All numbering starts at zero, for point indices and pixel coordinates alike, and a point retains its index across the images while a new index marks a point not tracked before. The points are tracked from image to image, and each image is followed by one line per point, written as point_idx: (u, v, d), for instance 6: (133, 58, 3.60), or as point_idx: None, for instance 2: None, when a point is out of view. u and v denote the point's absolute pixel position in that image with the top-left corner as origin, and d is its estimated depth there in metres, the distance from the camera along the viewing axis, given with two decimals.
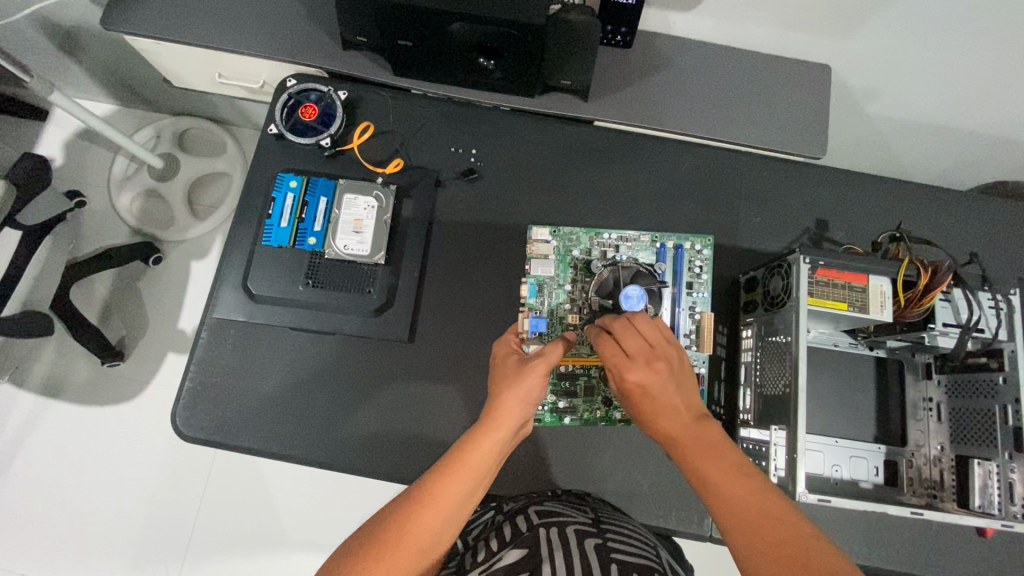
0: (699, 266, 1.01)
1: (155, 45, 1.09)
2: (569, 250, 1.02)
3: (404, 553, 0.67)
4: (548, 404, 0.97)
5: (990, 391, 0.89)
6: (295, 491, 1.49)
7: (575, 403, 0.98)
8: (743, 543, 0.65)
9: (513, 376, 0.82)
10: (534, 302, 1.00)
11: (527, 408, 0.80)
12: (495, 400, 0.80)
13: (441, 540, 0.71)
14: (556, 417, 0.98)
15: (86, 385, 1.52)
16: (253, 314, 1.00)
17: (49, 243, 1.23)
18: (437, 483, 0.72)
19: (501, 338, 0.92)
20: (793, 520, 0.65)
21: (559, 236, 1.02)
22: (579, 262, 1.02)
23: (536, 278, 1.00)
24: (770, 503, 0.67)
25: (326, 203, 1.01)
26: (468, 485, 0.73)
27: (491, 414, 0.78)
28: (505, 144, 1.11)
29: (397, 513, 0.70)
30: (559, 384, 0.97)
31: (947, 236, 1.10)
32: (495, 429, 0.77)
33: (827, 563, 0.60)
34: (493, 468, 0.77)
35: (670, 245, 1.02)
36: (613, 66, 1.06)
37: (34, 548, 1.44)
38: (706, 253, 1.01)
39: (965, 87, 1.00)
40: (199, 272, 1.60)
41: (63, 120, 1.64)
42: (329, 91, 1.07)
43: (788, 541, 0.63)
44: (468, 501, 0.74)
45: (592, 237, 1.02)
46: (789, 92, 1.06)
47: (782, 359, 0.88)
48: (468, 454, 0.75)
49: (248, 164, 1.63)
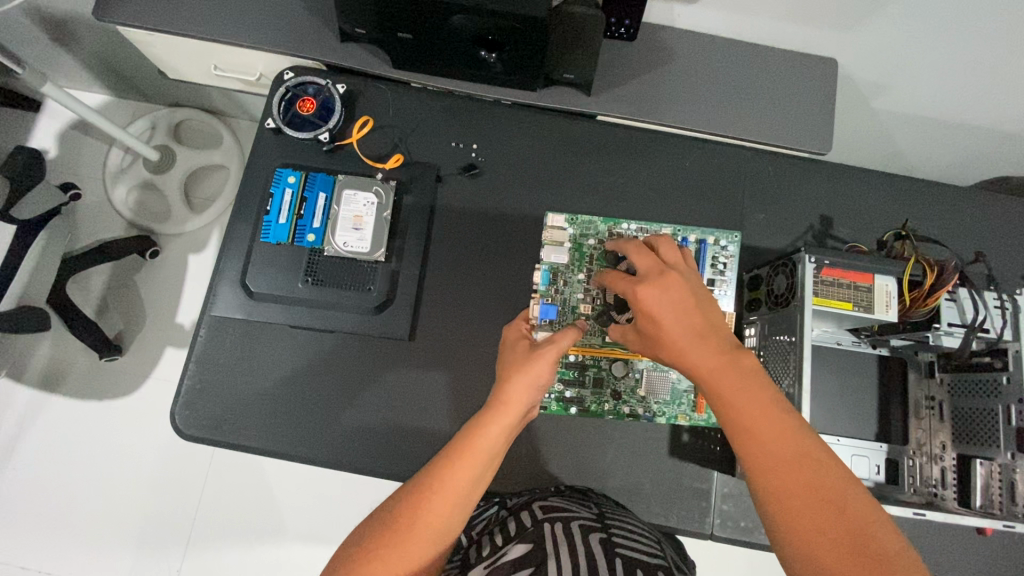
0: (723, 263, 1.00)
1: (150, 37, 1.06)
2: (586, 238, 1.01)
3: (416, 540, 0.68)
4: (555, 391, 0.97)
5: (992, 391, 0.89)
6: (294, 486, 1.49)
7: (583, 395, 0.98)
8: (771, 482, 0.64)
9: (522, 360, 0.81)
10: (546, 289, 1.00)
11: (538, 392, 0.79)
12: (501, 384, 0.79)
13: (454, 525, 0.71)
14: (562, 406, 0.98)
15: (84, 378, 1.52)
16: (252, 312, 1.00)
17: (45, 237, 1.21)
18: (445, 469, 0.72)
19: (512, 323, 0.91)
20: (829, 462, 0.64)
21: (576, 223, 1.01)
22: (596, 252, 1.00)
23: (551, 265, 1.00)
24: (799, 441, 0.65)
25: (325, 199, 1.00)
26: (479, 468, 0.73)
27: (500, 398, 0.77)
28: (506, 138, 1.09)
29: (407, 502, 0.70)
30: (567, 373, 0.97)
31: (952, 234, 1.09)
32: (505, 414, 0.76)
33: (855, 502, 0.61)
34: (500, 453, 0.77)
35: (693, 240, 1.01)
36: (618, 61, 1.04)
37: (35, 541, 1.44)
38: (730, 250, 1.01)
39: (974, 82, 0.99)
40: (198, 265, 1.58)
41: (57, 111, 1.61)
42: (325, 84, 1.04)
43: (820, 481, 0.63)
44: (478, 488, 0.73)
45: (610, 228, 1.01)
46: (794, 87, 1.04)
47: (787, 359, 0.87)
48: (477, 440, 0.74)
49: (245, 155, 1.61)
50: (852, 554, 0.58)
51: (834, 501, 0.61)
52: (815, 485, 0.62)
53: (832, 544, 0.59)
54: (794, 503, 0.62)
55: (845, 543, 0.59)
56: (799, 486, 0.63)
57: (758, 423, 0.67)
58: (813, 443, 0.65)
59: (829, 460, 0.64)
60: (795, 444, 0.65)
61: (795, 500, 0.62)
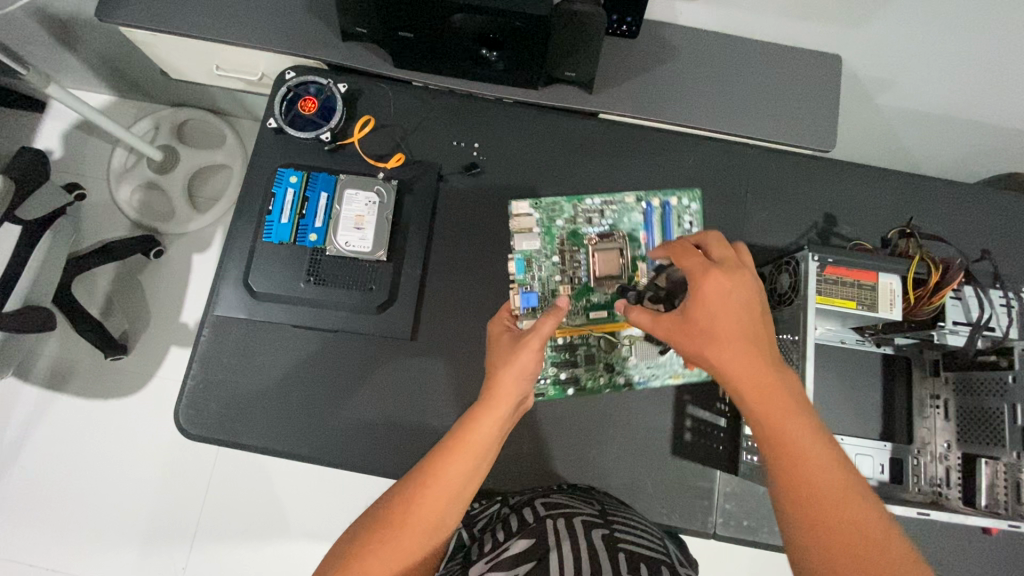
0: (689, 221, 1.02)
1: (152, 37, 1.06)
2: (554, 220, 1.00)
3: (411, 535, 0.68)
4: (549, 376, 0.98)
5: (998, 389, 0.88)
6: (298, 484, 1.50)
7: (577, 374, 0.98)
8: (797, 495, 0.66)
9: (508, 353, 0.81)
10: (523, 278, 0.98)
11: (527, 383, 0.79)
12: (492, 378, 0.79)
13: (448, 520, 0.72)
14: (559, 388, 0.99)
15: (90, 377, 1.52)
16: (254, 312, 1.00)
17: (50, 238, 1.22)
18: (439, 464, 0.72)
19: (493, 318, 0.92)
20: (859, 495, 0.65)
21: (540, 207, 1.00)
22: (564, 232, 1.00)
23: (523, 253, 0.98)
24: (832, 467, 0.66)
25: (327, 198, 1.00)
26: (472, 462, 0.73)
27: (489, 390, 0.77)
28: (507, 137, 1.09)
29: (400, 497, 0.71)
30: (558, 355, 0.98)
31: (958, 231, 1.08)
32: (495, 409, 0.76)
33: (879, 534, 0.62)
34: (495, 447, 0.77)
35: (657, 204, 1.01)
36: (619, 57, 1.04)
37: (42, 538, 1.45)
38: (693, 208, 1.02)
39: (979, 78, 0.98)
40: (201, 265, 1.59)
41: (62, 112, 1.62)
42: (327, 83, 1.04)
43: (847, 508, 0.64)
44: (473, 481, 0.74)
45: (575, 205, 1.01)
46: (798, 83, 1.04)
47: (789, 357, 0.88)
48: (469, 434, 0.74)
49: (248, 155, 1.61)
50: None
51: (858, 528, 0.63)
52: (843, 510, 0.64)
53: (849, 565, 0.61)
54: (818, 519, 0.64)
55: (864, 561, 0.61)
56: (824, 502, 0.64)
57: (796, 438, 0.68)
58: (845, 472, 0.66)
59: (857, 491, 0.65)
60: (827, 459, 0.67)
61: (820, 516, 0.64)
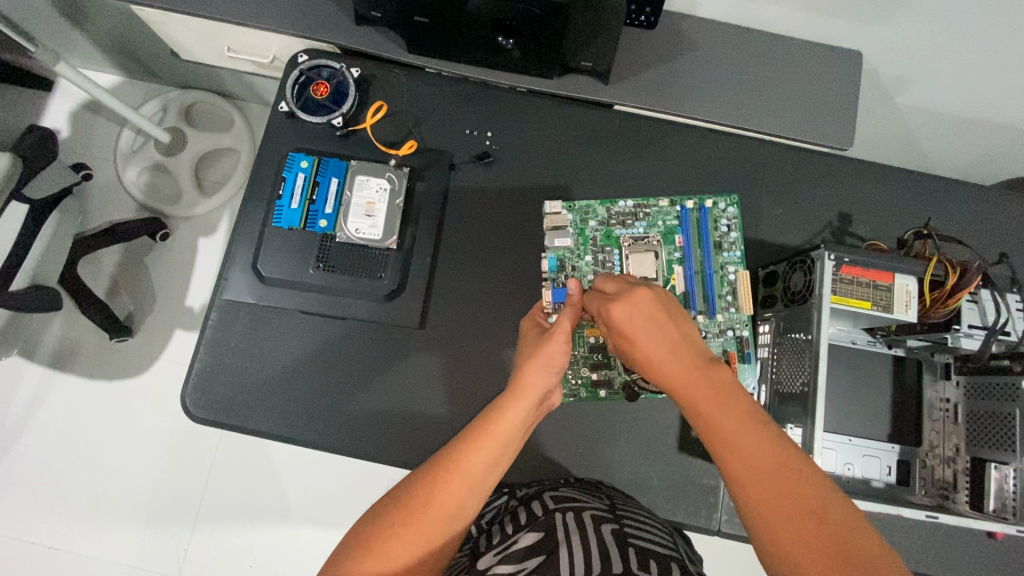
0: (726, 226, 1.00)
1: (164, 16, 1.05)
2: (586, 222, 1.00)
3: (432, 518, 0.68)
4: (583, 377, 0.97)
5: (1010, 394, 0.87)
6: (301, 471, 1.50)
7: (611, 375, 0.97)
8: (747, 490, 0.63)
9: (534, 350, 0.82)
10: (555, 276, 0.99)
11: (552, 376, 0.80)
12: (517, 373, 0.79)
13: (469, 508, 0.71)
14: (592, 391, 0.98)
15: (95, 358, 1.52)
16: (263, 297, 0.99)
17: (57, 217, 1.22)
18: (463, 450, 0.72)
19: (526, 315, 0.93)
20: (812, 478, 0.62)
21: (574, 209, 1.01)
22: (598, 233, 1.00)
23: (557, 251, 0.99)
24: (778, 453, 0.64)
25: (337, 184, 0.99)
26: (496, 451, 0.73)
27: (515, 384, 0.77)
28: (520, 128, 1.08)
29: (421, 481, 0.71)
30: (591, 357, 0.97)
31: (973, 234, 1.07)
32: (518, 401, 0.76)
33: (842, 518, 0.59)
34: (519, 439, 0.77)
35: (691, 207, 1.00)
36: (636, 49, 1.03)
37: (45, 516, 1.46)
38: (730, 212, 1.00)
39: (1001, 78, 0.96)
40: (207, 248, 1.58)
41: (69, 91, 1.61)
42: (341, 68, 1.03)
43: (801, 493, 0.61)
44: (495, 471, 0.74)
45: (608, 208, 1.00)
46: (817, 79, 1.02)
47: (801, 357, 0.87)
48: (497, 422, 0.74)
49: (254, 138, 1.60)
50: (835, 561, 0.56)
51: (816, 511, 0.60)
52: (796, 498, 0.61)
53: (810, 532, 0.58)
54: (775, 510, 0.61)
55: (825, 546, 0.57)
56: (777, 492, 0.61)
57: (736, 434, 0.66)
58: (791, 454, 0.64)
59: (812, 472, 0.63)
60: (764, 445, 0.65)
61: (776, 508, 0.61)
